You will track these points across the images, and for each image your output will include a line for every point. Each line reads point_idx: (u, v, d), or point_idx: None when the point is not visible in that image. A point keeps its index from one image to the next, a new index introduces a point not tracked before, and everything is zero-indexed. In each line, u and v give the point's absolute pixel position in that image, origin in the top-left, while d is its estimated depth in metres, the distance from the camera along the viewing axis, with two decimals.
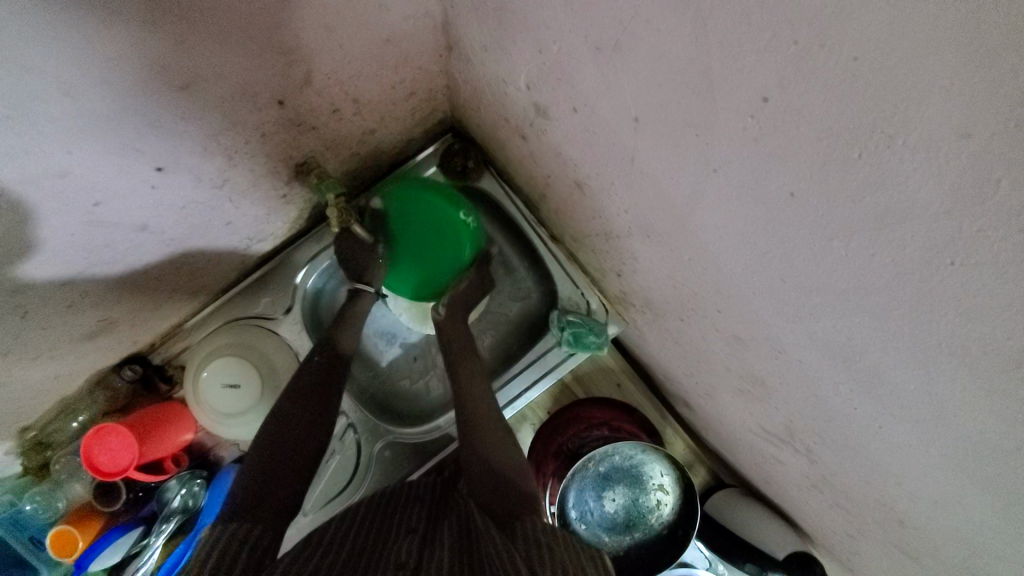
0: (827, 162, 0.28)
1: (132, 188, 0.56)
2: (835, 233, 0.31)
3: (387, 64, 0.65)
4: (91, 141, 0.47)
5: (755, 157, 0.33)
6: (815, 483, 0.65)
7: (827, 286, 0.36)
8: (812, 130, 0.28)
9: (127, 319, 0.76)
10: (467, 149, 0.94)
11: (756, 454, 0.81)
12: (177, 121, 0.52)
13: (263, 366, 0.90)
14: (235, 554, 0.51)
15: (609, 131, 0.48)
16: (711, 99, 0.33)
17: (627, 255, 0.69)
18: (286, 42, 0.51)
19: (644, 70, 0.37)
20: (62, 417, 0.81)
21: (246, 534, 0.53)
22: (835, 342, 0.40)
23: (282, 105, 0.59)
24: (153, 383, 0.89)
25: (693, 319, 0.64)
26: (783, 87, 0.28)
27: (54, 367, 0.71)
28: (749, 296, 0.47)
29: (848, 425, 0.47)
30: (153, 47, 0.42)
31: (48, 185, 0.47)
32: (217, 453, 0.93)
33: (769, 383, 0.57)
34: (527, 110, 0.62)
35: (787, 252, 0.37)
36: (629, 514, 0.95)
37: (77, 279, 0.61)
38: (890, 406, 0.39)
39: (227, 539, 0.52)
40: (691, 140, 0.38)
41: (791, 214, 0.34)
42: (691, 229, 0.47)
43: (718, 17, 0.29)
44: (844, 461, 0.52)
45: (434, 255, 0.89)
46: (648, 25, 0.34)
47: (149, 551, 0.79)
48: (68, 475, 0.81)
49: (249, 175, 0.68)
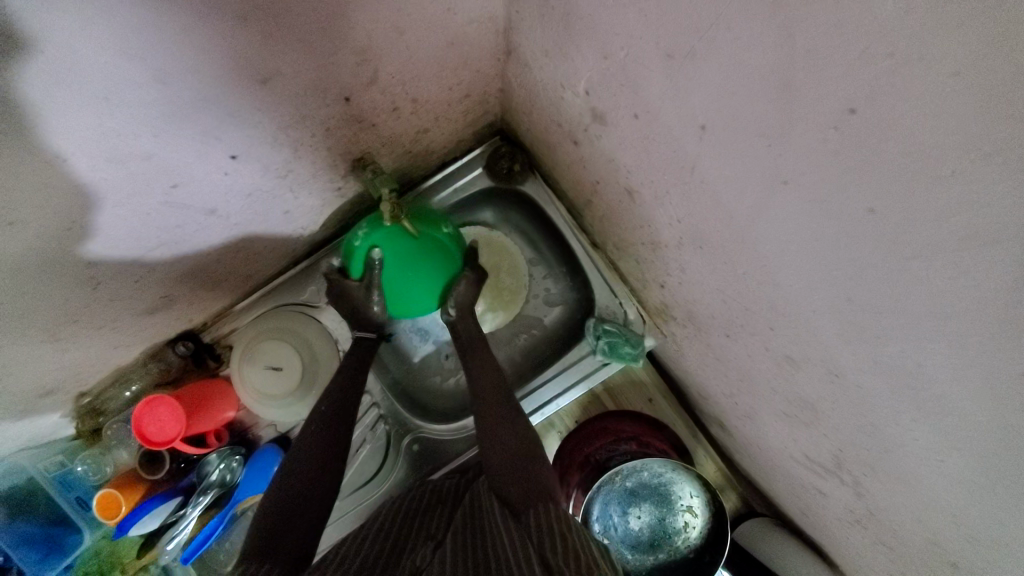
0: (914, 179, 0.27)
1: (207, 174, 0.59)
2: (914, 253, 0.30)
3: (448, 67, 0.66)
4: (174, 126, 0.50)
5: (832, 170, 0.32)
6: (860, 519, 0.62)
7: (898, 307, 0.34)
8: (900, 145, 0.27)
9: (184, 298, 0.80)
10: (514, 152, 0.96)
11: (794, 482, 0.77)
12: (253, 113, 0.54)
13: (305, 351, 0.93)
14: None
15: (670, 138, 0.47)
16: (789, 109, 0.32)
17: (673, 266, 0.68)
18: (357, 42, 0.53)
19: (717, 78, 0.36)
20: (117, 385, 0.85)
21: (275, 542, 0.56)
22: (901, 368, 0.38)
23: (347, 102, 0.62)
24: (203, 360, 0.93)
25: (741, 337, 0.62)
26: (872, 100, 0.27)
27: (115, 339, 0.76)
28: (806, 314, 0.45)
29: (905, 459, 0.44)
30: (239, 42, 0.44)
31: (133, 165, 0.50)
32: (255, 432, 0.96)
33: (820, 408, 0.54)
34: (583, 115, 0.63)
35: (856, 271, 0.36)
36: (654, 534, 0.93)
37: (147, 257, 0.65)
38: (957, 441, 0.37)
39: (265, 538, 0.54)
40: (761, 151, 0.37)
41: (867, 232, 0.32)
42: (750, 242, 0.46)
43: (806, 25, 0.28)
44: (897, 496, 0.50)
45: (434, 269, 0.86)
46: (727, 32, 0.33)
47: (184, 521, 0.81)
48: (117, 441, 0.86)
49: (310, 167, 0.71)
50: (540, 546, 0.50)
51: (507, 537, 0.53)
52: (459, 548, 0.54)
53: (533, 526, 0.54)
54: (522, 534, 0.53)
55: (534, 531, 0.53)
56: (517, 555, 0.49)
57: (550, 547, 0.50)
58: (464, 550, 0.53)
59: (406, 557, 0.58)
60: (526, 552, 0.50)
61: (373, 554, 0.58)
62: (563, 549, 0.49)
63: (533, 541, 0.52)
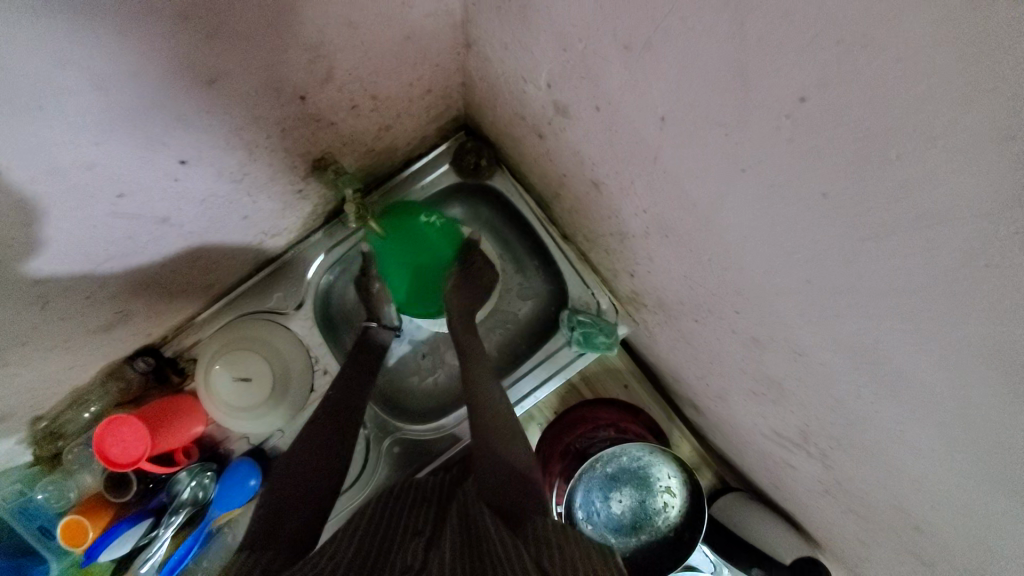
0: (863, 164, 0.28)
1: (156, 181, 0.56)
2: (867, 234, 0.31)
3: (407, 61, 0.65)
4: (118, 133, 0.47)
5: (787, 157, 0.33)
6: (828, 488, 0.65)
7: (854, 287, 0.36)
8: (850, 131, 0.28)
9: (142, 311, 0.77)
10: (480, 147, 0.94)
11: (765, 457, 0.81)
12: (203, 116, 0.52)
13: (274, 359, 0.91)
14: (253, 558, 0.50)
15: (632, 129, 0.48)
16: (745, 99, 0.33)
17: (642, 255, 0.69)
18: (310, 39, 0.51)
19: (675, 69, 0.37)
20: (74, 407, 0.81)
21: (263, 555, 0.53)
22: (859, 343, 0.39)
23: (304, 100, 0.60)
24: (166, 375, 0.89)
25: (709, 321, 0.64)
26: (822, 88, 0.28)
27: (68, 359, 0.72)
28: (770, 297, 0.47)
29: (868, 429, 0.46)
30: (184, 42, 0.42)
31: (75, 176, 0.47)
32: (226, 447, 0.93)
33: (786, 386, 0.57)
34: (546, 109, 0.62)
35: (814, 254, 0.37)
36: (636, 516, 0.95)
37: (96, 271, 0.61)
38: (912, 409, 0.39)
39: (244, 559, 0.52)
40: (720, 140, 0.38)
41: (823, 216, 0.34)
42: (713, 229, 0.47)
43: (758, 16, 0.29)
44: (861, 464, 0.52)
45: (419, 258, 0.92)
46: (682, 23, 0.34)
47: (157, 543, 0.80)
48: (80, 464, 0.82)
49: (268, 169, 0.69)
50: (539, 555, 0.51)
51: (503, 538, 0.54)
52: (457, 553, 0.54)
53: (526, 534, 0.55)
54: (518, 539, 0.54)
55: (534, 540, 0.53)
56: (516, 559, 0.50)
57: (551, 557, 0.50)
58: (464, 556, 0.53)
59: (397, 553, 0.58)
60: (526, 556, 0.50)
61: (361, 552, 0.57)
62: (559, 558, 0.50)
63: (530, 547, 0.52)
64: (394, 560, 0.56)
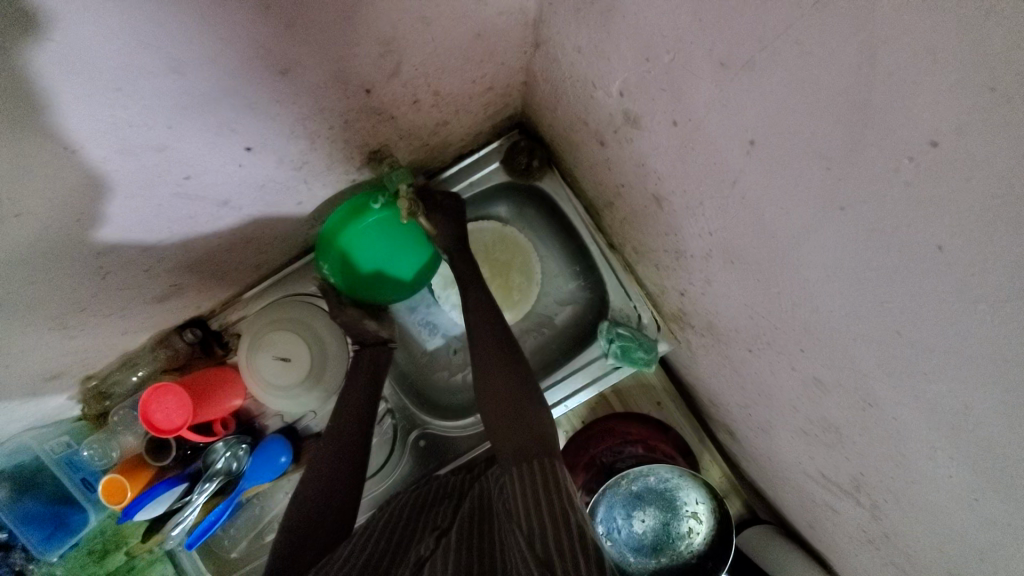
0: (997, 223, 0.25)
1: (221, 166, 0.57)
2: (981, 296, 0.28)
3: (473, 59, 0.63)
4: (189, 117, 0.47)
5: (900, 202, 0.30)
6: (873, 540, 0.61)
7: (951, 348, 0.32)
8: (986, 184, 0.25)
9: (194, 286, 0.79)
10: (533, 147, 0.93)
11: (805, 498, 0.77)
12: (271, 105, 0.52)
13: (313, 343, 0.92)
14: None
15: (713, 149, 0.45)
16: (860, 134, 0.30)
17: (697, 276, 0.66)
18: (384, 33, 0.50)
19: (777, 93, 0.34)
20: (124, 368, 0.84)
21: None
22: (945, 407, 0.36)
23: (368, 94, 0.59)
24: (210, 347, 0.91)
25: (765, 353, 0.60)
26: (960, 133, 0.25)
27: (123, 326, 0.74)
28: (846, 341, 0.43)
29: (935, 492, 0.43)
30: (263, 31, 0.42)
31: (145, 156, 0.48)
32: (262, 421, 0.95)
33: (844, 433, 0.53)
34: (614, 117, 0.60)
35: (910, 307, 0.34)
36: (657, 538, 0.92)
37: (157, 247, 0.63)
38: (998, 485, 0.35)
39: None
40: (818, 173, 0.34)
41: (930, 269, 0.30)
42: (790, 263, 0.44)
43: (893, 49, 0.26)
44: (919, 525, 0.48)
45: (396, 249, 0.88)
46: (796, 45, 0.31)
47: (190, 508, 0.78)
48: (124, 426, 0.84)
49: (326, 158, 0.69)
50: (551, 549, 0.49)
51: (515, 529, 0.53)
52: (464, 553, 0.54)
53: (539, 512, 0.54)
54: (530, 524, 0.53)
55: (549, 527, 0.52)
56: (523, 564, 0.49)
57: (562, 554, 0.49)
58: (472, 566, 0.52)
59: (407, 555, 0.59)
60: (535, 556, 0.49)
61: (376, 555, 0.59)
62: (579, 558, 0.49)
63: (543, 540, 0.51)
64: (405, 561, 0.57)
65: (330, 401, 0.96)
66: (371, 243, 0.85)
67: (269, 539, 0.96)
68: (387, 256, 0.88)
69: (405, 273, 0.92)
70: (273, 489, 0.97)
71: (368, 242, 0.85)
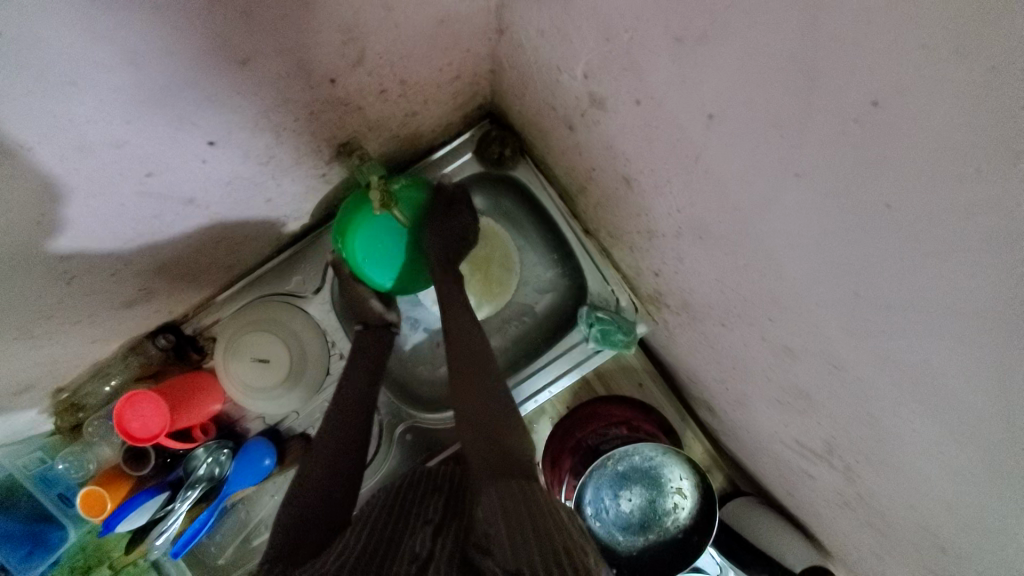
0: (938, 178, 0.26)
1: (184, 162, 0.56)
2: (931, 249, 0.29)
3: (439, 46, 0.63)
4: (148, 112, 0.46)
5: (849, 165, 0.31)
6: (848, 501, 0.63)
7: (906, 303, 0.34)
8: (926, 141, 0.26)
9: (164, 289, 0.77)
10: (504, 136, 0.93)
11: (782, 466, 0.79)
12: (232, 97, 0.51)
13: (292, 343, 0.92)
14: None
15: (675, 127, 0.46)
16: (807, 100, 0.31)
17: (670, 255, 0.68)
18: (344, 20, 0.50)
19: (730, 65, 0.35)
20: (95, 379, 0.82)
21: None
22: (904, 361, 0.37)
23: (333, 83, 0.58)
24: (185, 352, 0.90)
25: (738, 326, 0.62)
26: (899, 93, 0.26)
27: (92, 333, 0.72)
28: (809, 306, 0.45)
29: (900, 447, 0.45)
30: (218, 19, 0.41)
31: (104, 154, 0.47)
32: (243, 425, 0.93)
33: (815, 397, 0.55)
34: (580, 100, 0.60)
35: (865, 268, 0.35)
36: (644, 515, 0.94)
37: (122, 249, 0.61)
38: (958, 434, 0.36)
39: None
40: (774, 142, 0.36)
41: (881, 227, 0.32)
42: (754, 234, 0.45)
43: (834, 13, 0.27)
44: (890, 482, 0.50)
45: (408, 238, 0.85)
46: (744, 17, 0.32)
47: (173, 517, 0.79)
48: (99, 436, 0.82)
49: (293, 152, 0.68)
50: (536, 542, 0.49)
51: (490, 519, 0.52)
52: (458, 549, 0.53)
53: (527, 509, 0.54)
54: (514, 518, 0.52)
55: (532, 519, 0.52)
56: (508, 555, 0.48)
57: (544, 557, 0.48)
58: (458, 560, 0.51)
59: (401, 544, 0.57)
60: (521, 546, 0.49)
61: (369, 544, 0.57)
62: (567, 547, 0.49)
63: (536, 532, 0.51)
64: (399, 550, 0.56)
65: (314, 401, 0.95)
66: (385, 222, 0.82)
67: (257, 543, 0.95)
68: (398, 244, 0.84)
69: (411, 271, 0.87)
70: (260, 492, 0.96)
71: (382, 221, 0.82)
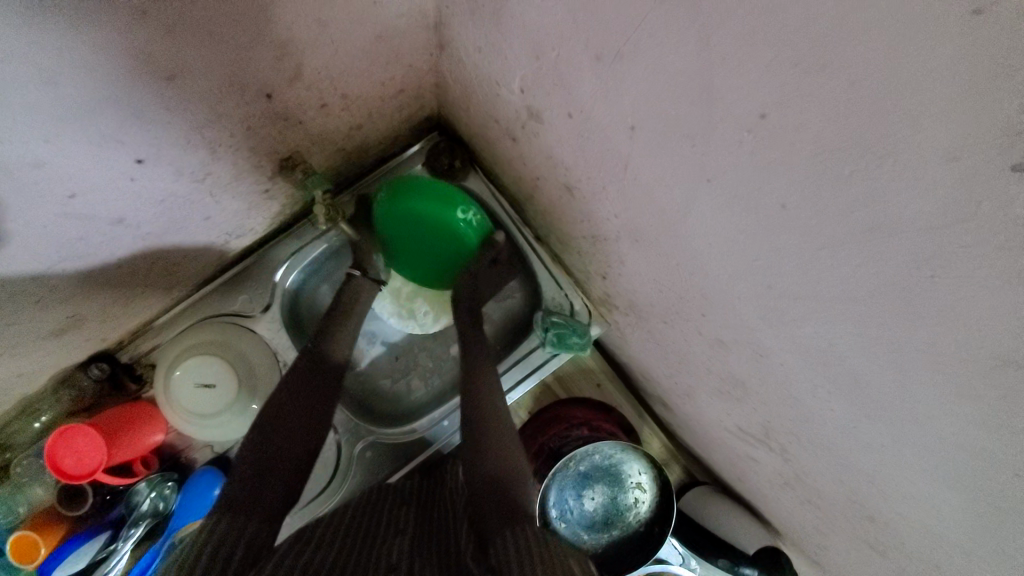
0: (821, 179, 0.30)
1: (110, 181, 0.54)
2: (824, 243, 0.33)
3: (379, 61, 0.64)
4: (70, 130, 0.45)
5: (751, 171, 0.34)
6: (788, 480, 0.67)
7: (811, 292, 0.37)
8: (808, 147, 0.29)
9: (96, 315, 0.73)
10: (453, 148, 0.93)
11: (730, 452, 0.84)
12: (161, 112, 0.50)
13: (240, 366, 0.86)
14: (230, 546, 0.49)
15: (604, 138, 0.49)
16: (709, 112, 0.34)
17: (613, 258, 0.71)
18: (277, 35, 0.50)
19: (643, 81, 0.38)
20: (24, 417, 0.77)
21: (239, 531, 0.52)
22: (815, 346, 0.41)
23: (270, 98, 0.58)
24: (121, 382, 0.85)
25: (677, 322, 0.66)
26: (782, 106, 0.29)
27: (16, 366, 0.67)
28: (733, 301, 0.48)
29: (822, 425, 0.49)
30: (143, 36, 0.41)
31: (21, 175, 0.45)
32: (189, 455, 0.90)
33: (748, 384, 0.58)
34: (519, 113, 0.63)
35: (773, 262, 0.39)
36: (607, 512, 0.96)
37: (46, 274, 0.58)
38: (866, 407, 0.40)
39: (221, 534, 0.50)
40: (687, 151, 0.39)
41: (783, 226, 0.35)
42: (681, 236, 0.49)
43: (723, 35, 0.30)
44: (818, 459, 0.54)
45: (430, 249, 0.86)
46: (650, 38, 0.35)
47: (116, 557, 0.74)
48: (31, 477, 0.75)
49: (231, 169, 0.67)
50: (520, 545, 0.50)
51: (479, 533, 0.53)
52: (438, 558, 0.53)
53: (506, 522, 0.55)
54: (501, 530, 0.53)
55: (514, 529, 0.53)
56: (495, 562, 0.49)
57: (528, 562, 0.48)
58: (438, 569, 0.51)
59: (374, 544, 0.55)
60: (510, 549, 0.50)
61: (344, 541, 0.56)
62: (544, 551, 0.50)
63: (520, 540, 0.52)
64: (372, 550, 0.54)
65: None
66: (414, 226, 0.83)
67: None
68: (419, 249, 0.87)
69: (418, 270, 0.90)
70: None
71: (415, 223, 0.82)
